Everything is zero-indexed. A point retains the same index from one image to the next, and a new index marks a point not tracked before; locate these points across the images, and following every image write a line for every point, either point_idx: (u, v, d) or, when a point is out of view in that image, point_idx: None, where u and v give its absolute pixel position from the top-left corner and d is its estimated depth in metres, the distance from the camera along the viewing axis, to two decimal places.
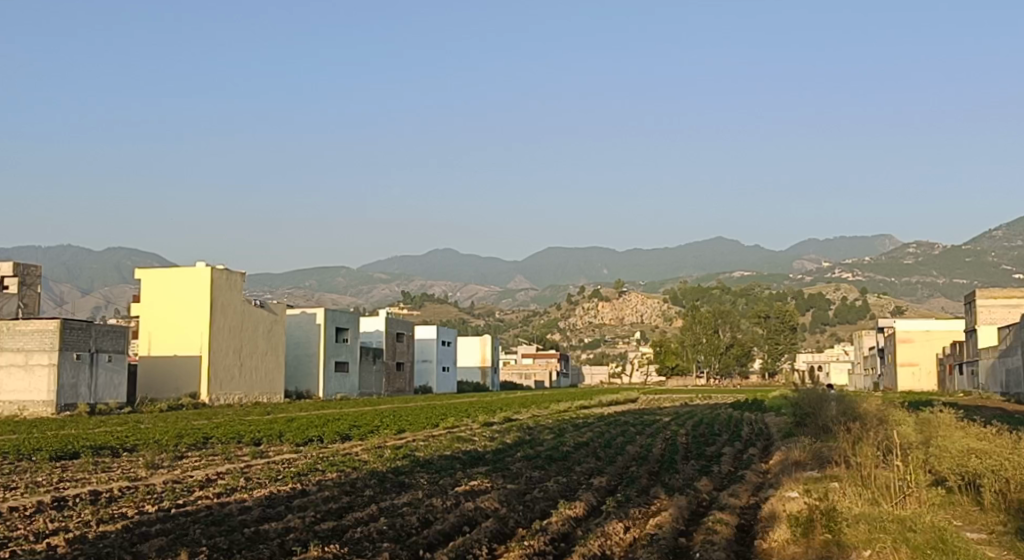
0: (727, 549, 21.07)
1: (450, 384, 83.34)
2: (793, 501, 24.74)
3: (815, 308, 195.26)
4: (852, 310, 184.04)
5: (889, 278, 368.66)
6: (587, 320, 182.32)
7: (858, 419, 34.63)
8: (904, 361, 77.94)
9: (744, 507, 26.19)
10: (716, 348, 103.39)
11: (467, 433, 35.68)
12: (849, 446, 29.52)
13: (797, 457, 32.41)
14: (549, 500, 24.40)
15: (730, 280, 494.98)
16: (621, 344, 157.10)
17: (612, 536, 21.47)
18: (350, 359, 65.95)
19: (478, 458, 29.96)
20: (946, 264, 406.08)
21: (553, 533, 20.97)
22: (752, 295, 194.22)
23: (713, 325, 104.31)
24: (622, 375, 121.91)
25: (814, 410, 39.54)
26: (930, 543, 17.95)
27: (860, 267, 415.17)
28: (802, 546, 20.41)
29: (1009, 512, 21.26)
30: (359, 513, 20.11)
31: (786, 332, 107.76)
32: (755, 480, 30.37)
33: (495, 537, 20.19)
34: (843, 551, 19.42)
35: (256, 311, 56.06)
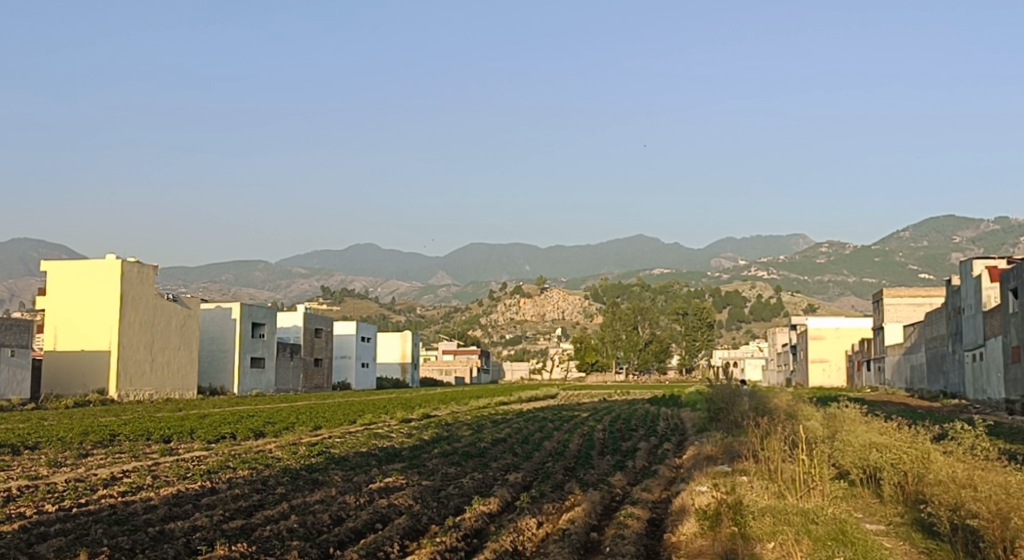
0: (636, 544, 21.49)
1: (370, 380, 83.10)
2: (702, 495, 25.19)
3: (732, 304, 198.61)
4: (767, 307, 187.63)
5: (805, 278, 375.69)
6: (510, 315, 183.24)
7: (768, 414, 35.43)
8: (815, 358, 79.69)
9: (655, 501, 26.68)
10: (635, 344, 104.68)
11: (384, 429, 35.79)
12: (759, 441, 30.24)
13: (709, 452, 33.04)
14: (463, 496, 24.57)
15: (652, 277, 500.84)
16: (542, 341, 158.05)
17: (524, 531, 21.75)
18: (266, 354, 65.39)
19: (393, 454, 29.98)
20: (860, 263, 415.45)
21: (465, 529, 21.18)
22: (671, 292, 196.81)
23: (633, 321, 105.57)
24: (542, 371, 122.74)
25: (726, 406, 40.39)
26: (830, 535, 18.49)
27: (777, 265, 422.88)
28: (709, 539, 20.99)
29: (906, 503, 22.00)
30: (270, 511, 20.06)
31: (704, 329, 109.46)
32: (668, 475, 30.85)
33: (407, 534, 20.32)
34: (747, 543, 19.87)
35: (169, 306, 55.28)
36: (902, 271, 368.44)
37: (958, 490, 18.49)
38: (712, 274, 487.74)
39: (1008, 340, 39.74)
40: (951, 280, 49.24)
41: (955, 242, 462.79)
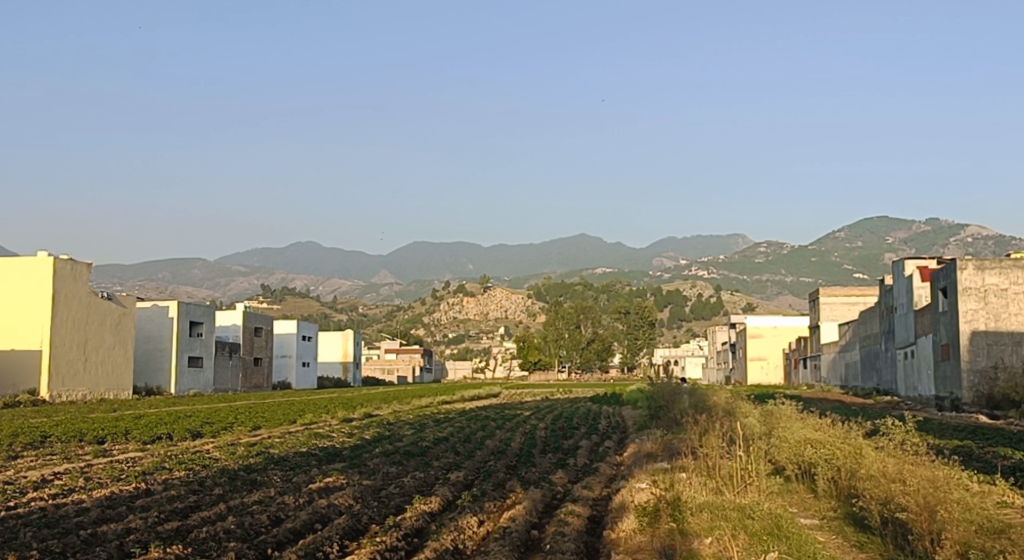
0: (576, 541, 21.53)
1: (310, 379, 82.48)
2: (641, 492, 25.34)
3: (673, 303, 200.33)
4: (708, 306, 189.65)
5: (745, 277, 379.78)
6: (452, 315, 182.87)
7: (707, 411, 35.73)
8: (753, 356, 80.54)
9: (596, 499, 26.80)
10: (577, 343, 105.19)
11: (325, 429, 35.55)
12: (697, 438, 30.49)
13: (649, 449, 33.25)
14: (404, 496, 24.50)
15: (595, 276, 503.12)
16: (485, 340, 158.05)
17: (465, 530, 21.74)
18: (204, 354, 64.67)
19: (334, 454, 29.78)
20: (799, 263, 421.05)
21: (406, 529, 21.11)
22: (613, 291, 198.05)
23: (575, 320, 105.98)
24: (484, 370, 122.77)
25: (667, 404, 40.72)
26: (766, 529, 18.75)
27: (718, 264, 427.02)
28: (647, 536, 21.13)
29: (839, 498, 22.34)
30: (206, 512, 19.85)
31: (646, 328, 110.30)
32: (609, 472, 31.03)
33: (347, 534, 20.21)
34: (685, 538, 20.04)
35: (104, 304, 54.43)
36: (840, 271, 374.05)
37: (889, 485, 18.86)
38: (654, 274, 491.05)
39: (938, 338, 40.51)
40: (883, 279, 50.07)
41: (891, 242, 470.95)
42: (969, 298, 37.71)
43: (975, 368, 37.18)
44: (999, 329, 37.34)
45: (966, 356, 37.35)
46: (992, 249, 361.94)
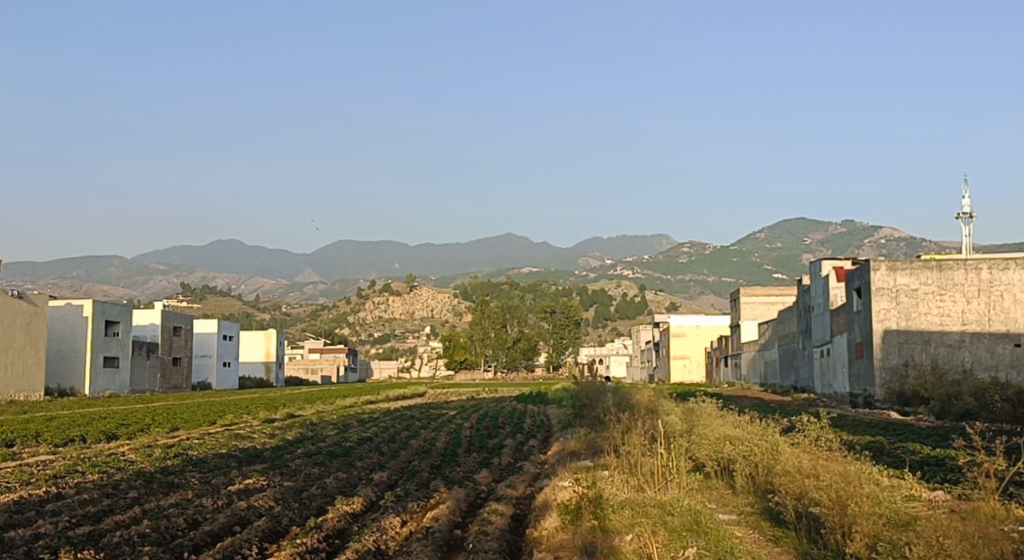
0: (499, 540, 21.55)
1: (232, 379, 81.44)
2: (565, 489, 25.43)
3: (598, 302, 202.05)
4: (633, 305, 191.63)
5: (668, 276, 383.85)
6: (378, 314, 181.91)
7: (630, 410, 36.03)
8: (676, 354, 81.48)
9: (519, 497, 26.83)
10: (504, 342, 105.41)
11: (246, 430, 35.09)
12: (620, 436, 30.74)
13: (573, 448, 33.40)
14: (326, 497, 24.27)
15: (522, 276, 504.14)
16: (410, 339, 157.65)
17: (388, 531, 21.62)
18: (120, 354, 63.50)
19: (255, 455, 29.40)
20: (723, 263, 426.96)
21: (327, 530, 20.94)
22: (540, 290, 198.92)
23: (501, 319, 106.19)
24: (410, 370, 122.48)
25: (591, 403, 41.03)
26: (685, 526, 18.97)
27: (643, 263, 430.60)
28: (570, 533, 21.25)
29: (756, 493, 22.67)
30: (121, 515, 19.51)
31: (571, 327, 110.98)
32: (533, 471, 31.11)
33: (267, 536, 20.01)
34: (607, 535, 20.13)
35: (14, 304, 53.14)
36: (762, 271, 379.99)
37: (804, 480, 19.18)
38: (580, 273, 493.59)
39: (853, 337, 41.35)
40: (801, 279, 51.00)
41: (812, 242, 479.58)
42: (881, 298, 38.62)
43: (888, 366, 38.03)
44: (910, 327, 38.22)
45: (879, 354, 38.21)
46: (907, 250, 370.97)
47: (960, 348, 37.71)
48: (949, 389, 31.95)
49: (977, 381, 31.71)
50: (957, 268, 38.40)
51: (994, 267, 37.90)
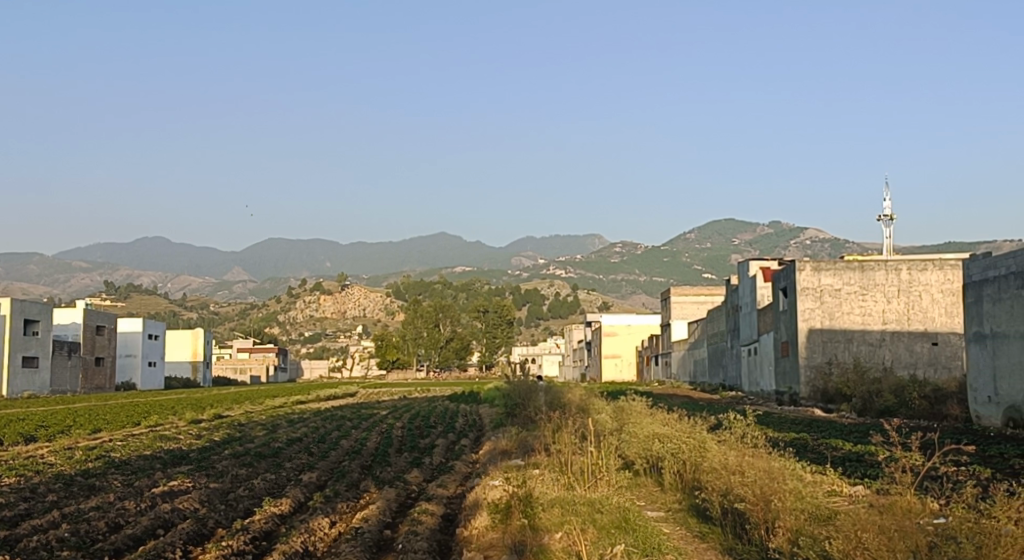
0: (429, 540, 21.48)
1: (157, 380, 80.17)
2: (495, 488, 25.42)
3: (531, 302, 202.89)
4: (565, 305, 192.73)
5: (600, 276, 386.20)
6: (309, 313, 180.39)
7: (561, 408, 36.21)
8: (607, 353, 82.01)
9: (450, 497, 26.79)
10: (436, 342, 105.11)
11: (171, 431, 34.55)
12: (551, 435, 30.86)
13: (504, 447, 33.44)
14: (254, 499, 24.00)
15: (453, 275, 503.19)
16: (342, 338, 156.60)
17: (316, 532, 21.41)
18: (40, 354, 62.20)
19: (180, 457, 28.99)
20: (654, 263, 430.82)
21: (254, 532, 20.69)
22: (472, 290, 198.96)
23: (434, 319, 105.89)
24: (342, 369, 121.72)
25: (523, 402, 41.12)
26: (614, 523, 19.08)
27: (576, 263, 432.39)
28: (500, 532, 21.27)
29: (684, 490, 22.91)
30: (38, 520, 19.11)
31: (504, 326, 111.15)
32: (464, 470, 31.06)
33: (191, 539, 19.71)
34: (536, 533, 20.15)
35: None
36: (693, 272, 383.93)
37: (729, 476, 19.44)
38: (514, 272, 494.02)
39: (779, 336, 41.99)
40: (729, 279, 51.65)
41: (742, 243, 485.80)
42: (806, 297, 39.28)
43: (812, 364, 38.68)
44: (833, 327, 38.91)
45: (804, 352, 38.85)
46: (832, 251, 378.09)
47: (880, 346, 38.44)
48: (870, 387, 32.57)
49: (897, 379, 32.35)
50: (879, 269, 39.05)
51: (913, 267, 38.62)
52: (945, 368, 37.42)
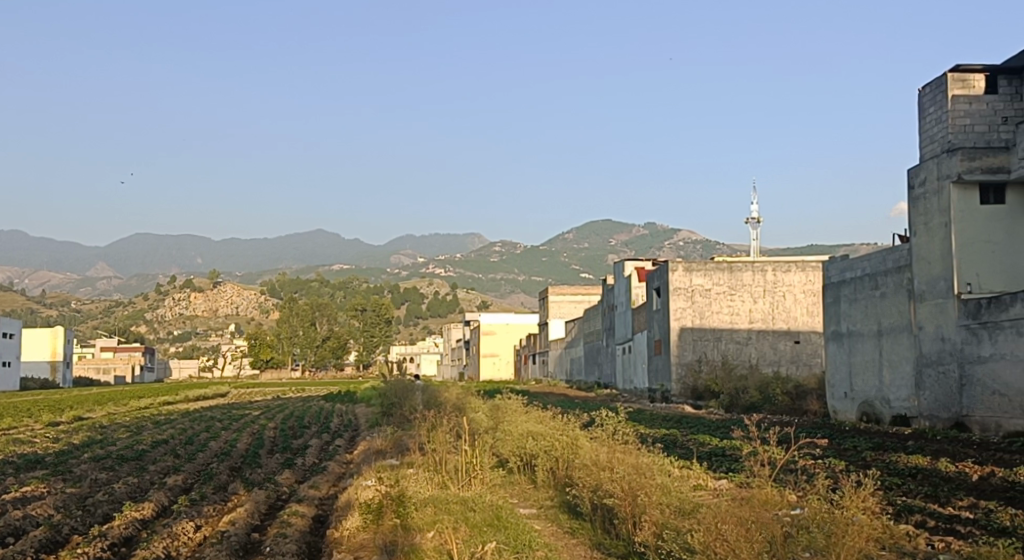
0: (298, 542, 21.09)
1: (12, 380, 77.22)
2: (367, 489, 25.04)
3: (410, 300, 202.55)
4: (444, 304, 193.00)
5: (479, 275, 387.06)
6: (179, 311, 176.18)
7: (438, 407, 36.01)
8: (486, 352, 82.17)
9: (321, 498, 26.37)
10: (313, 340, 103.73)
11: (27, 434, 33.18)
12: (426, 434, 30.63)
13: (379, 447, 33.09)
14: (113, 503, 23.16)
15: (330, 274, 497.60)
16: (214, 337, 153.16)
17: (180, 536, 20.77)
18: None
19: (35, 462, 27.85)
20: (533, 262, 433.97)
21: (113, 538, 19.97)
22: (349, 288, 197.29)
23: (310, 317, 104.40)
24: (213, 368, 119.16)
25: (399, 402, 40.78)
26: (487, 521, 19.00)
27: (455, 262, 432.45)
28: (371, 532, 20.98)
29: (556, 486, 23.03)
30: None
31: (382, 325, 110.41)
32: (337, 471, 30.60)
33: (44, 547, 18.93)
34: (408, 533, 19.90)
35: None
36: (571, 272, 388.31)
37: (600, 472, 19.55)
38: (392, 271, 491.11)
39: (652, 334, 42.63)
40: (605, 279, 52.19)
41: (619, 243, 494.16)
42: (678, 297, 39.88)
43: (683, 362, 39.25)
44: (704, 326, 39.62)
45: (675, 350, 39.38)
46: (705, 251, 387.79)
47: (747, 345, 39.35)
48: (738, 383, 33.30)
49: (763, 376, 33.17)
50: (746, 269, 40.00)
51: (778, 269, 39.79)
52: (806, 365, 38.72)
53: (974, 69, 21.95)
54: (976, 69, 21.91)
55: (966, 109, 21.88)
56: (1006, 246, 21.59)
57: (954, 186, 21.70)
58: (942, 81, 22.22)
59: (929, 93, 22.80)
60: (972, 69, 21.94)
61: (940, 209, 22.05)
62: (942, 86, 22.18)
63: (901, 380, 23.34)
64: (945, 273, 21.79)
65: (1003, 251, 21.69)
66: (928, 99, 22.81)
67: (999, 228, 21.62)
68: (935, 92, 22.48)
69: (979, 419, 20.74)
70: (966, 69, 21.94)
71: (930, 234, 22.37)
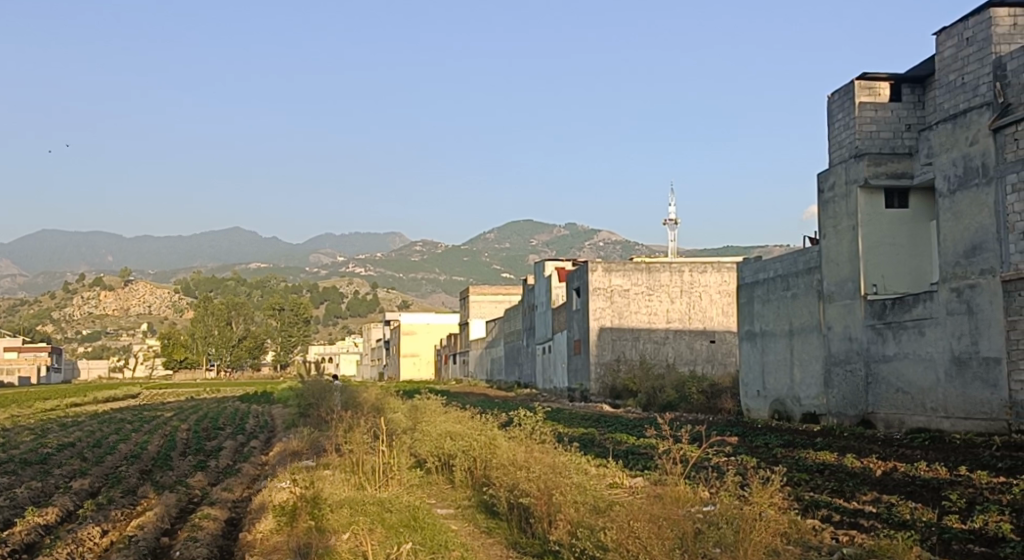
0: (209, 546, 20.70)
1: None
2: (281, 491, 24.65)
3: (328, 299, 200.88)
4: (364, 304, 191.75)
5: (399, 275, 385.09)
6: (88, 310, 172.19)
7: (355, 408, 35.65)
8: (406, 352, 81.84)
9: (234, 500, 25.92)
10: (228, 340, 102.23)
11: None
12: (343, 435, 30.29)
13: (295, 448, 32.69)
14: (16, 509, 22.50)
15: (247, 273, 490.70)
16: (125, 337, 149.85)
17: (86, 542, 20.25)
18: None
19: None
20: (454, 262, 433.30)
21: (13, 545, 19.39)
22: (267, 287, 194.85)
23: (226, 317, 102.85)
24: (124, 369, 116.72)
25: (316, 402, 40.32)
26: (403, 522, 18.81)
27: (376, 262, 429.82)
28: (285, 535, 20.71)
29: (473, 486, 22.95)
30: None
31: (300, 325, 109.35)
32: (251, 473, 30.15)
33: None
34: (323, 535, 19.61)
35: None
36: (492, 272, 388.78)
37: (517, 472, 19.54)
38: (311, 270, 486.22)
39: (572, 334, 42.78)
40: (526, 279, 52.22)
41: (540, 243, 496.10)
42: (597, 297, 40.02)
43: (602, 361, 39.38)
44: (622, 325, 39.85)
45: (594, 350, 39.49)
46: (624, 252, 391.45)
47: (665, 345, 39.72)
48: (655, 382, 33.58)
49: (679, 375, 33.48)
50: (663, 270, 40.50)
51: (694, 269, 40.38)
52: (721, 364, 39.31)
53: (880, 77, 22.28)
54: (882, 77, 22.23)
55: (872, 116, 22.22)
56: (910, 249, 22.02)
57: (860, 190, 22.09)
58: (850, 89, 22.54)
59: (837, 100, 23.16)
60: (878, 77, 22.26)
61: (847, 212, 22.48)
62: (850, 93, 22.50)
63: (810, 378, 23.73)
64: (853, 275, 22.22)
65: (908, 254, 22.09)
66: (837, 105, 23.16)
67: (904, 231, 22.04)
68: (844, 99, 22.81)
69: (884, 416, 21.16)
70: (872, 77, 22.26)
71: (839, 237, 22.78)
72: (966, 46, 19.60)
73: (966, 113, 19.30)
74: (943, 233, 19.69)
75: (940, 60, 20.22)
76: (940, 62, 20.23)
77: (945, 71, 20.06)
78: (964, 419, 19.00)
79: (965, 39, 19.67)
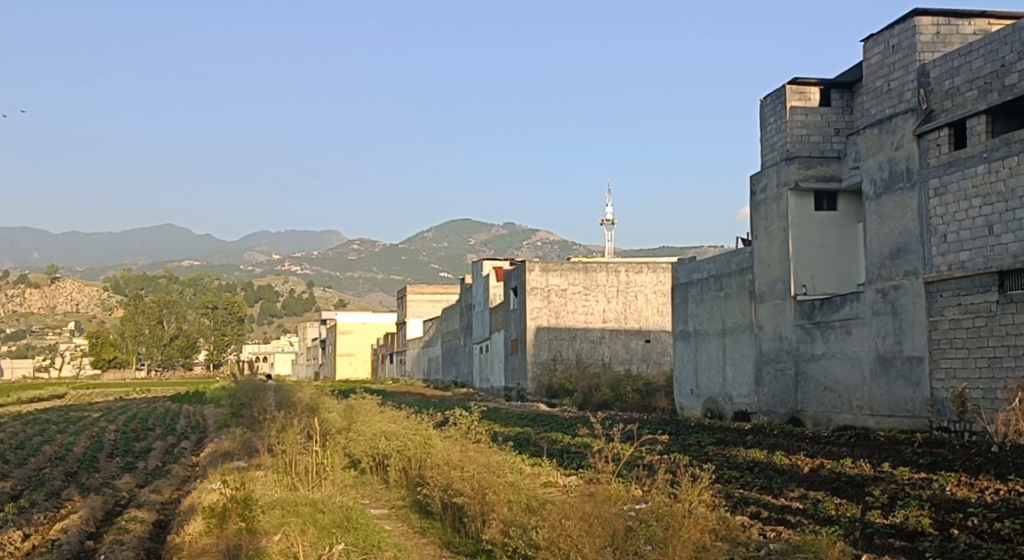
0: (135, 548, 20.31)
1: None
2: (211, 492, 24.27)
3: (263, 297, 198.78)
4: (299, 302, 190.08)
5: (336, 274, 382.43)
6: (12, 307, 168.43)
7: (289, 408, 35.28)
8: (342, 352, 81.27)
9: (163, 502, 25.51)
10: (159, 338, 101.03)
11: None
12: (275, 436, 29.95)
13: (226, 449, 32.27)
14: None
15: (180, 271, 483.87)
16: (52, 337, 146.73)
17: (6, 547, 19.76)
18: None
19: None
20: (392, 260, 431.47)
21: None
22: (200, 285, 192.35)
23: (157, 316, 101.28)
24: (50, 369, 114.38)
25: (250, 402, 39.82)
26: (336, 522, 18.61)
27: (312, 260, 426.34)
28: (214, 537, 20.41)
29: (408, 485, 22.83)
30: None
31: (234, 323, 108.05)
32: (181, 474, 29.70)
33: None
34: (253, 537, 19.33)
35: None
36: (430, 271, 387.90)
37: (450, 472, 19.48)
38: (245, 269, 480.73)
39: (508, 333, 42.80)
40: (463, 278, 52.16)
41: (478, 242, 495.94)
42: (534, 296, 40.11)
43: (538, 360, 39.47)
44: (558, 325, 39.95)
45: (531, 350, 39.53)
46: (561, 252, 392.99)
47: (601, 343, 39.88)
48: (591, 382, 33.72)
49: (615, 374, 33.63)
50: (600, 270, 40.63)
51: (630, 269, 40.63)
52: (656, 363, 39.47)
53: (810, 82, 22.60)
54: (812, 82, 22.56)
55: (803, 120, 22.51)
56: (838, 250, 22.33)
57: (790, 193, 22.34)
58: (782, 93, 22.81)
59: (769, 104, 23.41)
60: (808, 82, 22.58)
61: (778, 214, 22.73)
62: (782, 97, 22.76)
63: (742, 377, 23.96)
64: (783, 276, 22.47)
65: (836, 255, 22.39)
66: (769, 109, 23.42)
67: (832, 233, 22.34)
68: (775, 103, 23.08)
69: (812, 414, 21.46)
70: (803, 81, 22.57)
71: (770, 238, 23.04)
72: (892, 53, 19.92)
73: (892, 119, 19.61)
74: (869, 236, 19.98)
75: (868, 66, 20.52)
76: (868, 68, 20.54)
77: (873, 76, 20.36)
78: (888, 417, 19.32)
79: (891, 46, 19.99)
